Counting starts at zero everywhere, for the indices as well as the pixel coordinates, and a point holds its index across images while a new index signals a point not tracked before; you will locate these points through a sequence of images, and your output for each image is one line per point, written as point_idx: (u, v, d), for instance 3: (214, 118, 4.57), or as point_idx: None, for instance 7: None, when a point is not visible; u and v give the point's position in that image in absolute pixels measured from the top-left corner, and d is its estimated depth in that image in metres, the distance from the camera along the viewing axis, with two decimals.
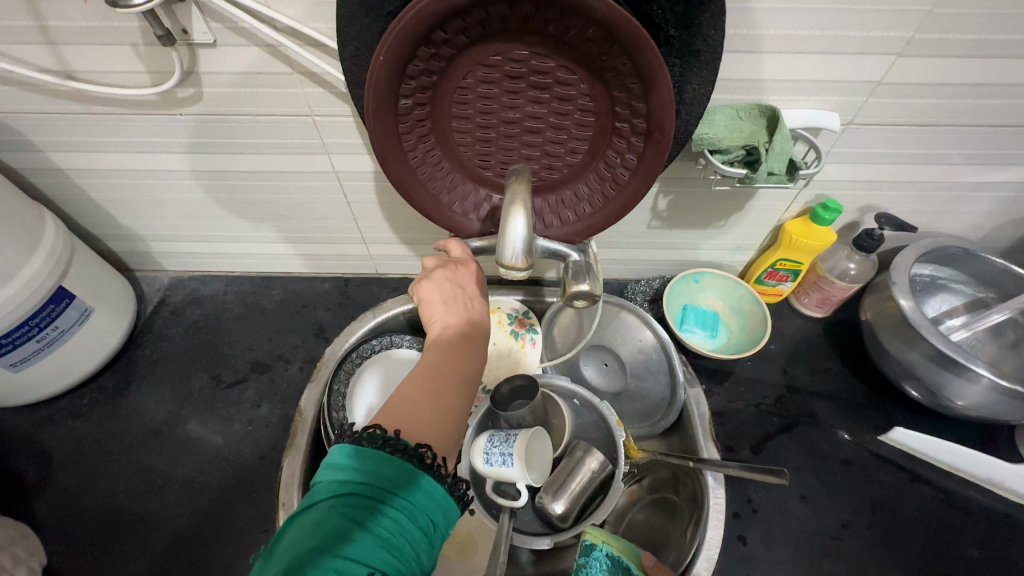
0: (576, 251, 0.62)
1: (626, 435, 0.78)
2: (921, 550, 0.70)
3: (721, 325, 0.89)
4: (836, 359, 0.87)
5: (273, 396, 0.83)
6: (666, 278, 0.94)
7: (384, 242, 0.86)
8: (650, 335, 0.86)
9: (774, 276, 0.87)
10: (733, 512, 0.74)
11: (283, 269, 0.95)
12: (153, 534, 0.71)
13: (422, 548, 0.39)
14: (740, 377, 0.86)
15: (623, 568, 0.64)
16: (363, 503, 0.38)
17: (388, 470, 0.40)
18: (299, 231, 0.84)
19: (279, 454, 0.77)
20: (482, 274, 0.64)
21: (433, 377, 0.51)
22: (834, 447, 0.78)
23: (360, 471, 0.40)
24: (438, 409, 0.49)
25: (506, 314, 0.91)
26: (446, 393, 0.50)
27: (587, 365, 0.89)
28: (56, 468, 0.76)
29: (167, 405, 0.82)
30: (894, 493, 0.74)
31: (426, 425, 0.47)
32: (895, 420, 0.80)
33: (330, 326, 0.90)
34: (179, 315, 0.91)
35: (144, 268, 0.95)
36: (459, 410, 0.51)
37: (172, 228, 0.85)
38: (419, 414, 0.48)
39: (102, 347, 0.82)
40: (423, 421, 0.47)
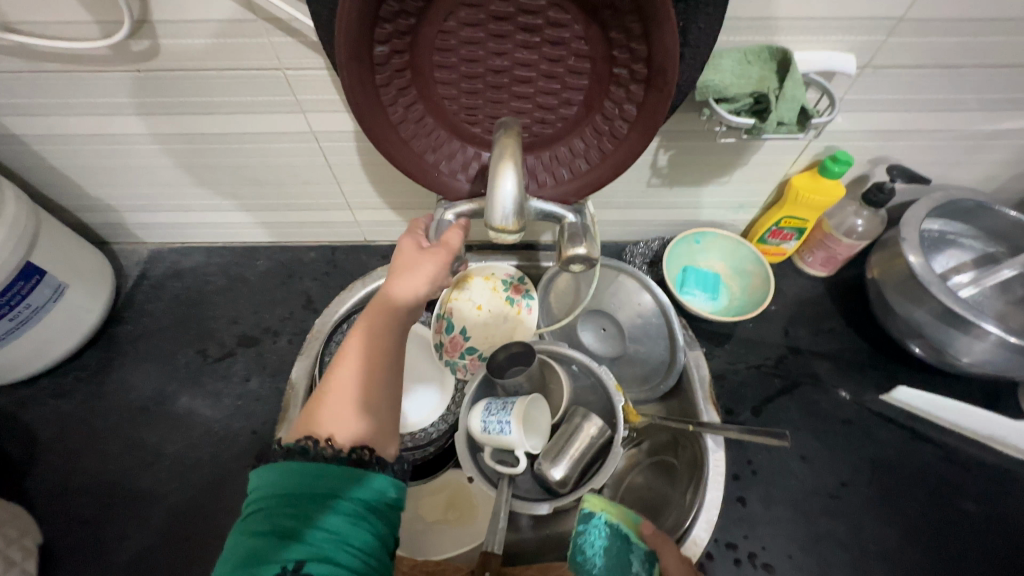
0: (572, 212, 0.59)
1: (624, 400, 0.77)
2: (919, 506, 0.70)
3: (722, 287, 0.86)
4: (839, 319, 0.85)
5: (263, 369, 0.81)
6: (665, 239, 0.90)
7: (370, 207, 0.82)
8: (649, 298, 0.84)
9: (778, 235, 0.83)
10: (733, 474, 0.73)
11: (267, 239, 0.91)
12: (148, 510, 0.70)
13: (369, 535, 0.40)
14: (741, 340, 0.84)
15: (621, 535, 0.65)
16: (284, 513, 0.39)
17: (304, 477, 0.40)
18: (279, 197, 0.80)
19: (271, 428, 0.76)
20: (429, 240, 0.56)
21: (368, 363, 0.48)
22: (835, 407, 0.77)
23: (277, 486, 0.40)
24: (374, 399, 0.46)
25: (501, 280, 0.88)
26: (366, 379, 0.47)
27: (585, 331, 0.87)
28: (44, 447, 0.74)
29: (154, 381, 0.80)
30: (894, 451, 0.74)
31: (360, 422, 0.44)
32: (897, 379, 0.79)
33: (318, 296, 0.87)
34: (160, 289, 0.88)
35: (120, 240, 0.91)
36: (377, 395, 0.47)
37: (145, 197, 0.80)
38: (355, 407, 0.45)
39: (81, 324, 0.79)
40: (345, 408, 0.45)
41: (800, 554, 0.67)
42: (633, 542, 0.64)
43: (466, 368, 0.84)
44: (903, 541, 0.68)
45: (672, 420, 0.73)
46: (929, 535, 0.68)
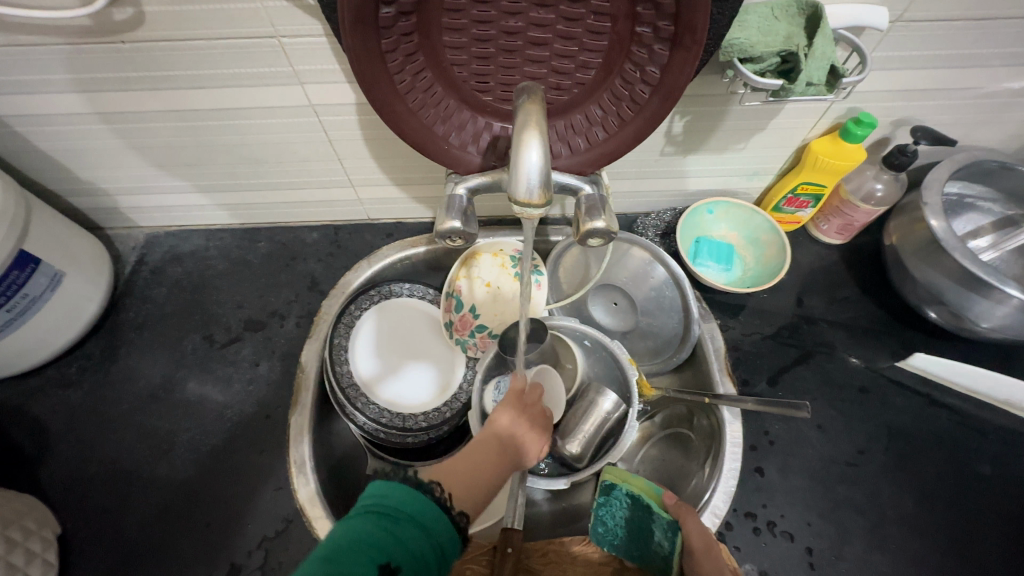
0: (589, 183, 0.57)
1: (638, 374, 0.76)
2: (935, 470, 0.71)
3: (736, 257, 0.85)
4: (855, 287, 0.83)
5: (272, 354, 0.79)
6: (677, 210, 0.88)
7: (373, 185, 0.79)
8: (662, 271, 0.82)
9: (794, 203, 0.81)
10: (750, 445, 0.73)
11: (266, 219, 0.88)
12: (165, 498, 0.70)
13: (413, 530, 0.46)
14: (756, 310, 0.83)
15: (643, 505, 0.64)
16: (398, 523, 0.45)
17: (429, 510, 0.47)
18: (278, 176, 0.76)
19: (285, 412, 0.75)
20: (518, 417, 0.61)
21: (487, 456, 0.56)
22: (851, 375, 0.77)
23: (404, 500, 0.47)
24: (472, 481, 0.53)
25: (510, 256, 0.85)
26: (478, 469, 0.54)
27: (596, 306, 0.85)
28: (54, 438, 0.73)
29: (162, 369, 0.78)
30: (910, 418, 0.74)
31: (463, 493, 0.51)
32: (914, 346, 0.78)
33: (323, 278, 0.85)
34: (160, 274, 0.85)
35: (114, 225, 0.88)
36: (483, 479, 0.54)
37: (138, 179, 0.77)
38: (478, 477, 0.54)
39: (81, 313, 0.76)
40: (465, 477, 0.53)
41: (818, 521, 0.68)
42: (656, 513, 0.63)
43: (476, 346, 0.84)
44: (919, 505, 0.69)
45: (687, 394, 0.72)
46: (944, 499, 0.69)
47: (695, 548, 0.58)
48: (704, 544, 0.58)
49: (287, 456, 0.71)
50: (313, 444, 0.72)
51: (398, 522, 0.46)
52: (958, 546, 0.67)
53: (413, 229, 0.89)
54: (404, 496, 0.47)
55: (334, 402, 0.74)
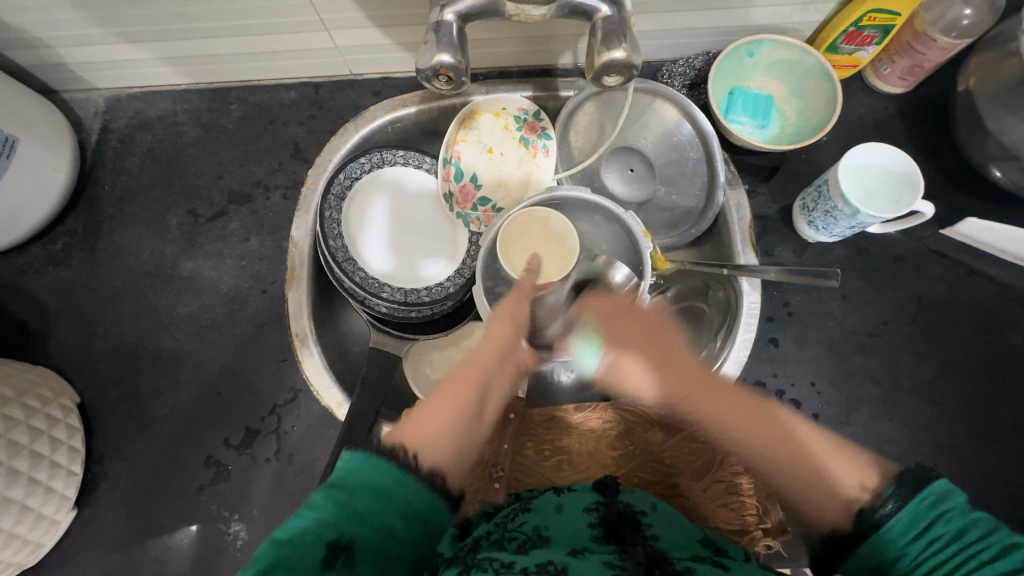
0: (607, 3, 0.47)
1: (653, 247, 0.70)
2: (962, 340, 0.68)
3: (774, 112, 0.73)
4: (911, 144, 0.72)
5: (260, 228, 0.75)
6: (711, 54, 0.74)
7: (350, 26, 0.66)
8: (688, 128, 0.72)
9: (855, 40, 0.67)
10: (767, 316, 0.70)
11: (235, 77, 0.77)
12: (175, 369, 0.71)
13: (393, 523, 0.42)
14: (790, 174, 0.73)
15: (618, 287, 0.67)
16: (364, 499, 0.41)
17: (393, 480, 0.43)
18: (236, 15, 0.64)
19: (282, 288, 0.73)
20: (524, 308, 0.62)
21: (457, 397, 0.53)
22: (889, 244, 0.70)
23: (370, 475, 0.43)
24: (462, 442, 0.49)
25: (513, 117, 0.76)
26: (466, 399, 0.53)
27: (610, 175, 0.75)
28: (54, 315, 0.72)
29: (150, 245, 0.75)
30: (945, 287, 0.69)
31: (442, 449, 0.48)
32: (967, 211, 0.70)
33: (307, 145, 0.77)
34: (129, 143, 0.77)
35: (68, 87, 0.77)
36: (475, 414, 0.53)
37: (71, 25, 0.65)
38: (451, 421, 0.50)
39: (50, 186, 0.71)
40: (438, 433, 0.49)
41: (828, 389, 0.67)
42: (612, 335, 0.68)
43: (480, 220, 0.78)
44: (937, 374, 0.67)
45: (704, 266, 0.68)
46: (964, 369, 0.67)
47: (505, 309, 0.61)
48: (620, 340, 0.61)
49: (288, 328, 0.70)
50: (314, 319, 0.71)
51: (363, 494, 0.41)
52: (969, 413, 0.66)
53: (403, 85, 0.77)
54: (387, 471, 0.43)
55: (331, 278, 0.71)
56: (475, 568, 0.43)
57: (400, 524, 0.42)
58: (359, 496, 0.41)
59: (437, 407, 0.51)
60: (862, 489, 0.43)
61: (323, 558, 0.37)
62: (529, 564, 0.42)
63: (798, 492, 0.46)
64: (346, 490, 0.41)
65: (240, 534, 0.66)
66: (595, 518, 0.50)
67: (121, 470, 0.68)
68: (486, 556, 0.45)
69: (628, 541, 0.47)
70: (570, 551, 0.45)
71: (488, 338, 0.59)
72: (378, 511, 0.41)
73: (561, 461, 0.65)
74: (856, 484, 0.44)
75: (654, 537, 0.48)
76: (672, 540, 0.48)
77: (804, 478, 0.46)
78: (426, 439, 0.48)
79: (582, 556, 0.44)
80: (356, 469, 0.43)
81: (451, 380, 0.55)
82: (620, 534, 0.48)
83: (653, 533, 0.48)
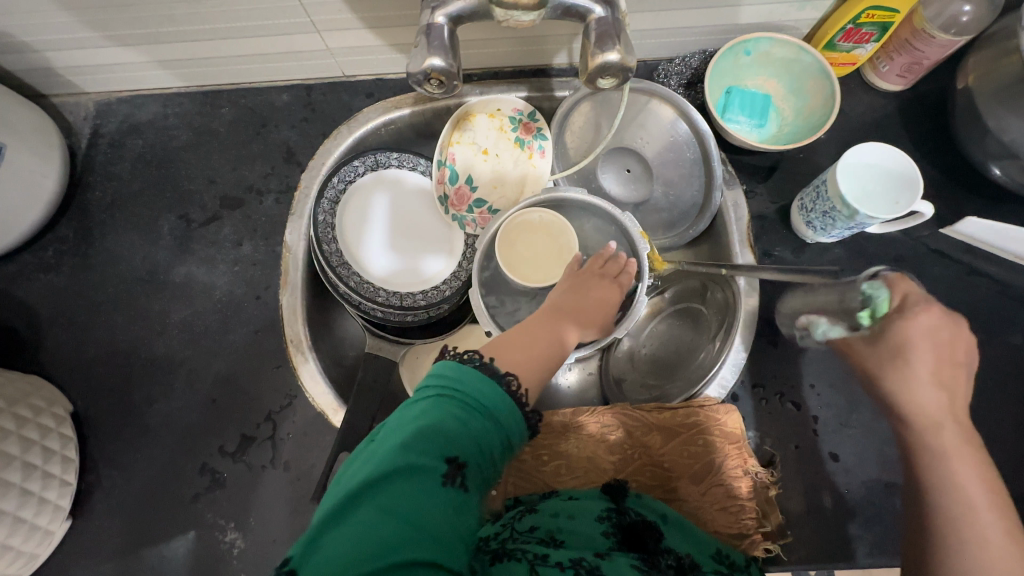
0: (600, 4, 0.46)
1: (650, 247, 0.69)
2: None
3: (772, 111, 0.73)
4: (910, 143, 0.72)
5: (253, 233, 0.74)
6: (707, 53, 0.73)
7: (341, 27, 0.65)
8: (685, 128, 0.72)
9: (853, 37, 0.66)
10: (765, 317, 0.69)
11: (226, 79, 0.76)
12: (169, 376, 0.70)
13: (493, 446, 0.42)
14: (788, 174, 0.73)
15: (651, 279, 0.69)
16: (472, 419, 0.41)
17: (491, 395, 0.43)
18: (225, 18, 0.63)
19: (276, 293, 0.72)
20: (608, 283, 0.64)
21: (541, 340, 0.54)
22: (888, 243, 0.70)
23: (472, 389, 0.43)
24: (538, 374, 0.50)
25: (509, 118, 0.75)
26: (550, 343, 0.55)
27: (606, 175, 0.75)
28: (46, 323, 0.72)
29: (142, 251, 0.74)
30: (945, 288, 0.68)
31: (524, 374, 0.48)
32: (966, 209, 0.69)
33: (300, 148, 0.76)
34: (120, 148, 0.77)
35: (57, 91, 0.76)
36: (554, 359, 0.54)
37: (57, 28, 0.64)
38: (535, 360, 0.51)
39: (40, 193, 0.70)
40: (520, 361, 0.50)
41: (828, 390, 0.67)
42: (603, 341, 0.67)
43: (475, 223, 0.77)
44: None
45: (702, 266, 0.66)
46: None
47: (579, 275, 0.64)
48: (911, 344, 0.51)
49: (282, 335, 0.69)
50: (309, 324, 0.70)
51: (467, 410, 0.42)
52: (969, 413, 0.66)
53: (396, 86, 0.76)
54: (488, 388, 0.43)
55: (325, 283, 0.71)
56: (507, 559, 0.43)
57: (497, 446, 0.42)
58: (466, 411, 0.42)
59: (524, 344, 0.53)
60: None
61: (444, 472, 0.38)
62: (563, 560, 0.43)
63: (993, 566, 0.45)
64: (454, 401, 0.42)
65: (236, 542, 0.65)
66: (610, 526, 0.50)
67: (115, 479, 0.67)
68: (518, 547, 0.45)
69: (652, 551, 0.47)
70: (595, 553, 0.45)
71: (575, 296, 0.62)
72: (489, 431, 0.42)
73: (559, 466, 0.65)
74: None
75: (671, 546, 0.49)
76: (690, 552, 0.49)
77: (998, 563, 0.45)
78: (515, 356, 0.50)
79: (609, 559, 0.44)
80: (460, 382, 0.43)
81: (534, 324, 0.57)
82: (642, 538, 0.49)
83: (667, 544, 0.49)
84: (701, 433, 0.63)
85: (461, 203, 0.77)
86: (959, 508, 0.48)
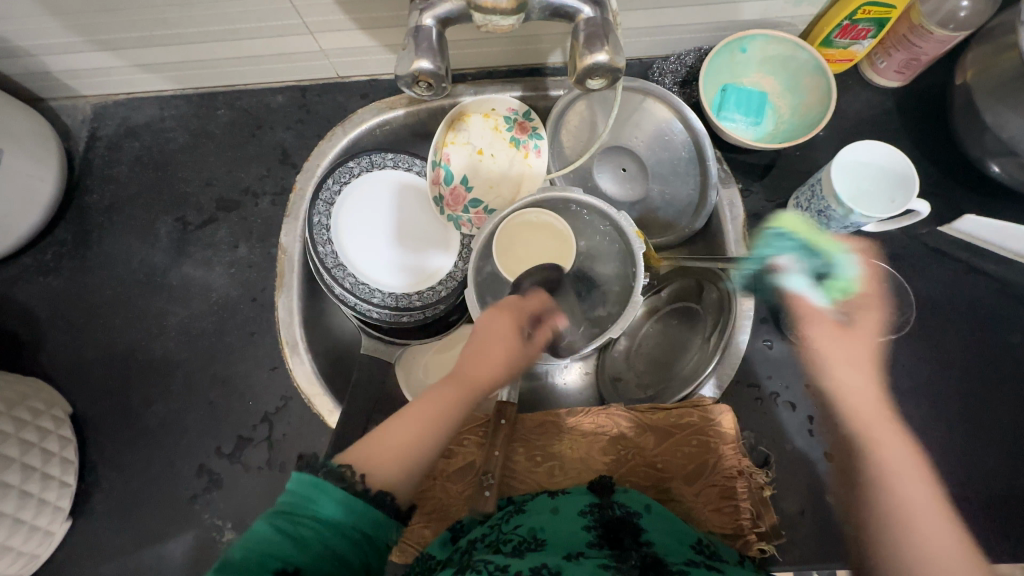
0: (589, 4, 0.46)
1: (647, 247, 0.69)
2: (960, 340, 0.67)
3: (768, 108, 0.72)
4: (908, 140, 0.71)
5: (249, 234, 0.74)
6: (702, 51, 0.72)
7: (334, 29, 0.65)
8: (680, 127, 0.71)
9: (850, 33, 0.65)
10: (760, 317, 0.69)
11: (221, 82, 0.76)
12: (167, 378, 0.71)
13: (343, 548, 0.38)
14: (785, 172, 0.72)
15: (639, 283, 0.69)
16: (305, 527, 0.38)
17: (337, 501, 0.39)
18: (218, 20, 0.63)
19: (271, 295, 0.73)
20: (509, 345, 0.53)
21: (428, 414, 0.46)
22: (886, 242, 0.69)
23: (308, 496, 0.39)
24: (413, 469, 0.44)
25: (503, 118, 0.75)
26: (438, 419, 0.47)
27: (603, 174, 0.74)
28: (46, 325, 0.72)
29: (140, 254, 0.74)
30: (943, 286, 0.68)
31: (392, 476, 0.42)
32: (965, 207, 0.69)
33: (296, 149, 0.76)
34: (117, 151, 0.77)
35: (54, 95, 0.77)
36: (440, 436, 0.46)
37: (51, 33, 0.64)
38: (412, 446, 0.44)
39: (37, 196, 0.70)
40: (395, 456, 0.43)
41: None
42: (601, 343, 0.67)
43: (471, 223, 0.77)
44: (934, 374, 0.66)
45: (701, 260, 0.67)
46: (962, 369, 0.66)
47: (486, 338, 0.53)
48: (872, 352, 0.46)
49: (278, 337, 0.70)
50: (305, 326, 0.70)
51: (303, 522, 0.38)
52: (966, 413, 0.65)
53: (390, 87, 0.76)
54: (328, 495, 0.39)
55: (320, 284, 0.71)
56: (471, 570, 0.43)
57: (347, 547, 0.39)
58: (312, 527, 0.38)
59: (402, 426, 0.45)
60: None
61: None
62: (523, 569, 0.42)
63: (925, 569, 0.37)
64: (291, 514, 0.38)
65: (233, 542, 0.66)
66: (591, 521, 0.50)
67: (114, 480, 0.68)
68: (481, 558, 0.45)
69: (624, 545, 0.46)
70: (564, 555, 0.45)
71: (471, 364, 0.51)
72: (327, 538, 0.38)
73: (554, 467, 0.65)
74: None
75: (648, 541, 0.47)
76: (667, 545, 0.48)
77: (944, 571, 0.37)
78: (384, 449, 0.43)
79: (577, 561, 0.44)
80: (303, 493, 0.39)
81: (430, 392, 0.48)
82: (616, 535, 0.48)
83: (648, 536, 0.48)
84: (698, 432, 0.63)
85: (457, 204, 0.77)
86: (897, 509, 0.40)
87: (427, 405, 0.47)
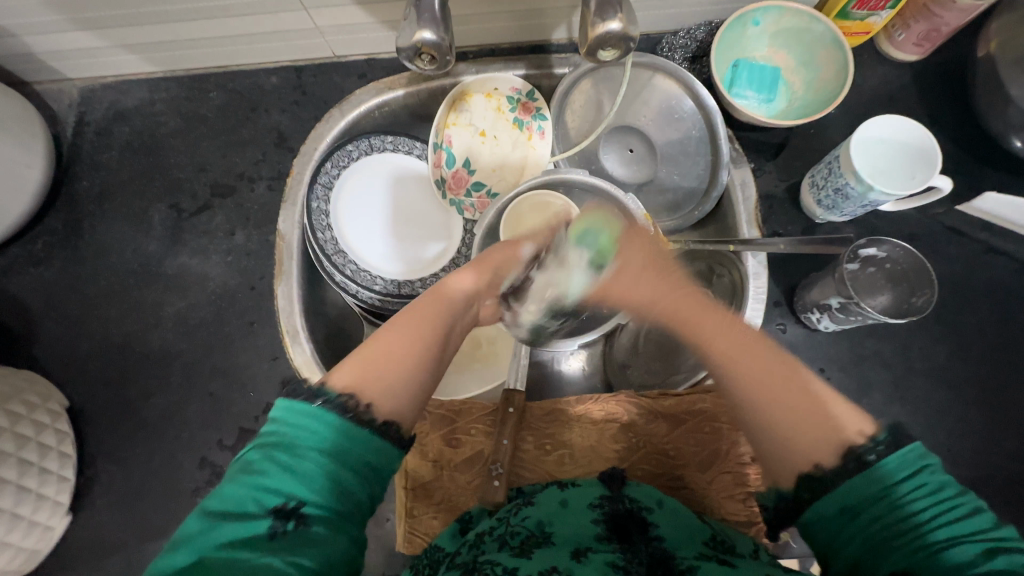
0: None
1: (655, 228, 0.65)
2: (977, 321, 0.65)
3: (781, 85, 0.69)
4: (926, 115, 0.69)
5: (246, 221, 0.72)
6: (714, 24, 0.70)
7: (329, 5, 0.62)
8: (690, 105, 0.69)
9: (868, 4, 0.62)
10: (773, 301, 0.67)
11: (212, 63, 0.73)
12: (165, 370, 0.69)
13: (346, 474, 0.35)
14: (798, 151, 0.70)
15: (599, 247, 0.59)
16: (303, 459, 0.34)
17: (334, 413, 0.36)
18: None
19: (270, 284, 0.70)
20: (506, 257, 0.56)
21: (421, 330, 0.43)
22: (903, 221, 0.67)
23: (301, 420, 0.35)
24: (416, 370, 0.41)
25: (506, 97, 0.72)
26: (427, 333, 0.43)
27: (608, 155, 0.72)
28: (39, 317, 0.70)
29: (133, 242, 0.72)
30: (961, 266, 0.66)
31: (401, 394, 0.39)
32: (984, 184, 0.67)
33: (292, 132, 0.73)
34: (107, 136, 0.74)
35: (40, 78, 0.74)
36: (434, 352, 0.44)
37: (32, 11, 0.61)
38: (416, 364, 0.41)
39: (25, 184, 0.68)
40: (396, 374, 0.40)
41: (838, 374, 0.65)
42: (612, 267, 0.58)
43: (474, 207, 0.75)
44: (952, 357, 0.65)
45: (709, 244, 0.65)
46: (980, 351, 0.65)
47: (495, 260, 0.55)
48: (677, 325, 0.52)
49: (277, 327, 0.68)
50: (305, 315, 0.68)
51: (299, 453, 0.35)
52: (984, 396, 0.64)
53: (389, 66, 0.73)
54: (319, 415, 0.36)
55: (321, 272, 0.68)
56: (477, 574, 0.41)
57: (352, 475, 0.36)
58: (312, 458, 0.35)
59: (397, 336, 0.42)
60: (859, 435, 0.39)
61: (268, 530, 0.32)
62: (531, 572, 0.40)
63: (792, 430, 0.41)
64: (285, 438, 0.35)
65: None
66: (600, 515, 0.49)
67: (114, 473, 0.66)
68: (488, 560, 0.43)
69: (634, 541, 0.45)
70: (573, 552, 0.43)
71: (463, 280, 0.51)
72: (327, 463, 0.35)
73: (564, 455, 0.63)
74: (854, 429, 0.39)
75: (657, 537, 0.46)
76: (676, 540, 0.46)
77: (808, 428, 0.40)
78: (386, 363, 0.40)
79: (585, 557, 0.42)
80: (291, 420, 0.36)
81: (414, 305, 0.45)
82: (624, 532, 0.47)
83: (658, 532, 0.47)
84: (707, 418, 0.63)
85: (460, 188, 0.75)
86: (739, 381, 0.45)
87: (408, 322, 0.44)
